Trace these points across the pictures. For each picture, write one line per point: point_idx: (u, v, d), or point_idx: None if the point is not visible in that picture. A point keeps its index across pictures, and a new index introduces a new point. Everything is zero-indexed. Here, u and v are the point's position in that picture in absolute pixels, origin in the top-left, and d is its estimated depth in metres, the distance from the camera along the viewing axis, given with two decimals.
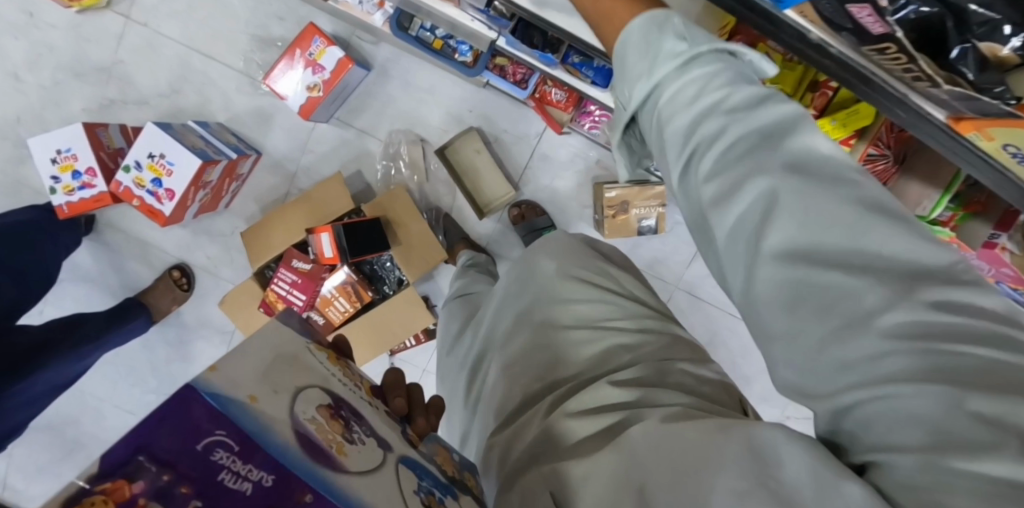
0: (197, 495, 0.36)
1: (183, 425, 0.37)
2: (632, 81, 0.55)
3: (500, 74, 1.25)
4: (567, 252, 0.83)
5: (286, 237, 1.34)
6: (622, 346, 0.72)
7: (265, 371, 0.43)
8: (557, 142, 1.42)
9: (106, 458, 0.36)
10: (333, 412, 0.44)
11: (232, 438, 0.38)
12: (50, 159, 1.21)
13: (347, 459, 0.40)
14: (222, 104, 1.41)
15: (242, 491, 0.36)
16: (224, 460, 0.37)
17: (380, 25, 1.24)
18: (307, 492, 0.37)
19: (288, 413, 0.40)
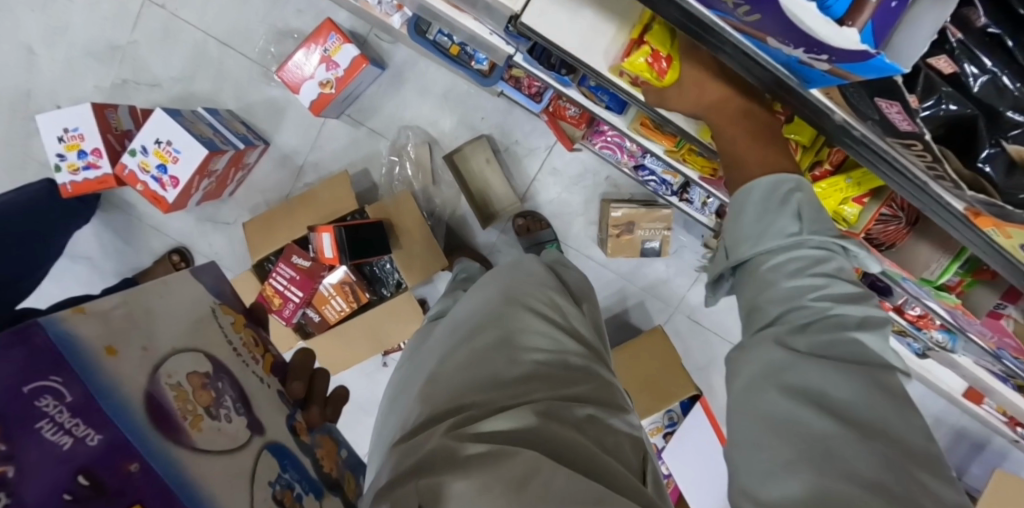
0: (4, 438, 0.43)
1: (24, 370, 0.45)
2: (744, 238, 0.62)
3: (515, 86, 1.23)
4: (528, 282, 0.78)
5: (289, 233, 1.33)
6: (549, 380, 0.64)
7: (156, 336, 0.55)
8: (567, 157, 1.41)
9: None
10: (202, 383, 0.57)
11: (64, 389, 0.46)
12: (57, 138, 1.21)
13: (197, 435, 0.52)
14: (235, 93, 1.40)
15: (60, 443, 0.44)
16: (49, 407, 0.45)
17: (398, 27, 1.22)
18: (132, 462, 0.46)
19: (148, 378, 0.52)
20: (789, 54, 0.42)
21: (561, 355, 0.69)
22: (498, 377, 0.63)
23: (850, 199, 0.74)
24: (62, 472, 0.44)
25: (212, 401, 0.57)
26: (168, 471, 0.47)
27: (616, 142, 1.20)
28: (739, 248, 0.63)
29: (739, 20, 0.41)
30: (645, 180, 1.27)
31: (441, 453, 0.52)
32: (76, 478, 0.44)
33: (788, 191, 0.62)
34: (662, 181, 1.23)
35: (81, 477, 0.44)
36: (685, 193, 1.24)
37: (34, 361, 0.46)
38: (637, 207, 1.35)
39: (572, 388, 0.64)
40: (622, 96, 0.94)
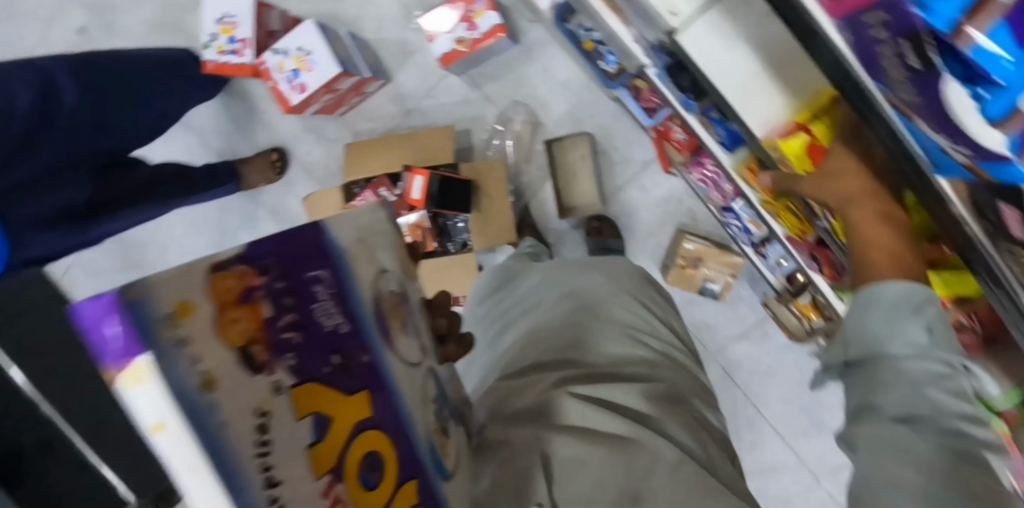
0: (294, 309, 0.38)
1: (305, 245, 0.40)
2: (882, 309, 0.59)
3: (634, 95, 1.26)
4: (626, 279, 0.89)
5: (383, 166, 1.41)
6: (642, 359, 0.76)
7: (376, 243, 0.49)
8: (659, 177, 1.45)
9: (249, 246, 0.37)
10: (397, 301, 0.50)
11: (333, 280, 0.41)
12: (215, 19, 1.33)
13: (399, 347, 0.48)
14: (375, 24, 1.49)
15: (327, 326, 0.40)
16: (321, 293, 0.40)
17: (543, 9, 1.29)
18: (366, 355, 0.42)
19: (375, 281, 0.46)
20: (930, 138, 0.45)
21: (652, 339, 0.81)
22: (583, 348, 0.75)
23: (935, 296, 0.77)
24: (323, 354, 0.39)
25: (403, 319, 0.51)
26: (390, 376, 0.44)
27: (713, 178, 1.22)
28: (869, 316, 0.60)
29: (894, 94, 0.45)
30: (727, 222, 1.29)
31: (539, 402, 0.64)
32: (332, 357, 0.40)
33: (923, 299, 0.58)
34: (744, 228, 1.25)
35: (336, 357, 0.40)
36: (762, 247, 1.24)
37: (316, 244, 0.41)
38: (709, 245, 1.39)
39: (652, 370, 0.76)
40: (740, 135, 0.94)
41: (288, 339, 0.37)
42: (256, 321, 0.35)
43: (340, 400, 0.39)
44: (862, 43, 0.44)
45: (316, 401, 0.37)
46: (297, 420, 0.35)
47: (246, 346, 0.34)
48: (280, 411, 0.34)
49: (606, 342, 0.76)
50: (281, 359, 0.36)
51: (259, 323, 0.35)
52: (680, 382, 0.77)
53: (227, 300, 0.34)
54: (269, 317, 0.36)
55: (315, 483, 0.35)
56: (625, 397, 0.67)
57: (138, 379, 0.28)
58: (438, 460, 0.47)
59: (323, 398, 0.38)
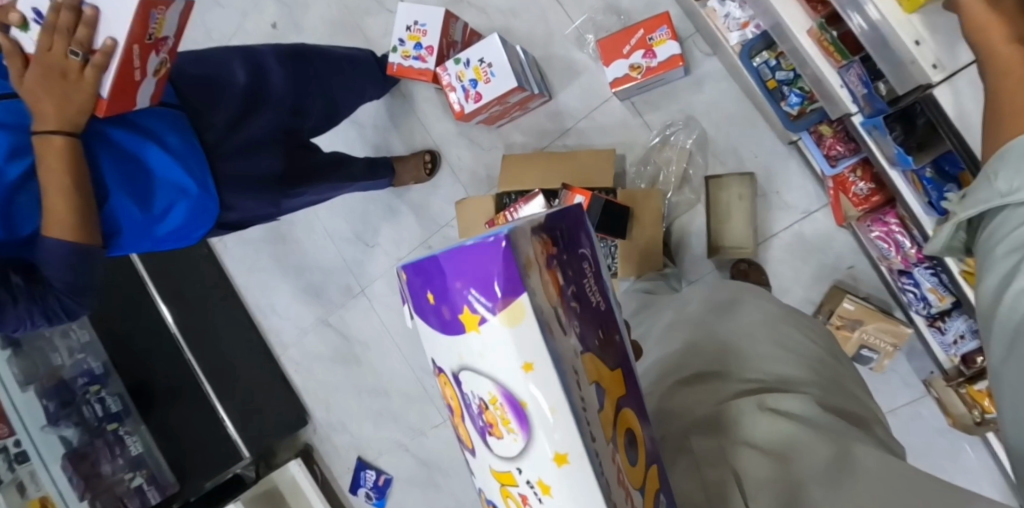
0: (573, 282, 0.49)
1: (575, 232, 0.51)
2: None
3: (816, 141, 1.19)
4: (777, 306, 0.89)
5: (541, 182, 1.43)
6: (809, 379, 0.76)
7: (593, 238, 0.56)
8: (820, 229, 1.37)
9: (545, 219, 0.49)
10: (608, 285, 0.56)
11: (591, 262, 0.52)
12: (406, 26, 1.39)
13: (625, 344, 0.55)
14: (546, 42, 1.54)
15: (595, 304, 0.51)
16: (586, 271, 0.51)
17: (731, 44, 1.25)
18: (616, 335, 0.53)
19: (599, 271, 0.54)
20: None
21: (814, 363, 0.80)
22: (733, 363, 0.76)
23: None
24: (592, 324, 0.50)
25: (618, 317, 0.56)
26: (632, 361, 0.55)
27: (897, 237, 1.15)
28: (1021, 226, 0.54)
29: None
30: (901, 288, 1.20)
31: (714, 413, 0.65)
32: (600, 330, 0.51)
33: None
34: (922, 297, 1.16)
35: (600, 330, 0.51)
36: (941, 320, 1.16)
37: (583, 231, 0.53)
38: (871, 308, 1.29)
39: (807, 384, 0.75)
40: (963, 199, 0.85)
41: (573, 308, 0.49)
42: (557, 286, 0.47)
43: (607, 371, 0.51)
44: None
45: (596, 370, 0.49)
46: (588, 382, 0.48)
47: (556, 307, 0.47)
48: (581, 366, 0.47)
49: (755, 355, 0.77)
50: (572, 327, 0.48)
51: (558, 287, 0.47)
52: (850, 406, 0.76)
53: (543, 263, 0.47)
54: (563, 287, 0.48)
55: (606, 438, 0.48)
56: (805, 404, 0.66)
57: (518, 316, 0.45)
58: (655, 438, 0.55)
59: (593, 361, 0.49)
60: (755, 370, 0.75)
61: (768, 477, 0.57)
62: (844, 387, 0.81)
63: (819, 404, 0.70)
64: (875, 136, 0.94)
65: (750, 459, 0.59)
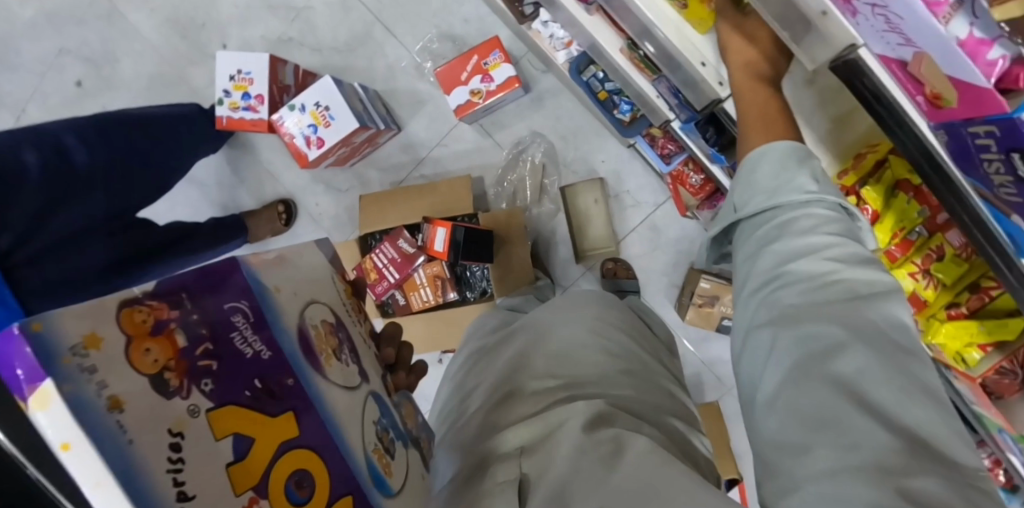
0: (211, 339, 0.39)
1: (222, 279, 0.42)
2: (759, 189, 0.57)
3: (650, 143, 1.30)
4: (609, 306, 0.80)
5: (403, 217, 1.42)
6: (619, 371, 0.67)
7: (300, 280, 0.50)
8: (671, 219, 1.47)
9: (159, 283, 0.39)
10: (330, 331, 0.51)
11: (251, 309, 0.42)
12: (228, 75, 1.31)
13: (331, 370, 0.47)
14: (385, 75, 1.53)
15: (245, 354, 0.40)
16: (239, 323, 0.41)
17: (560, 62, 1.31)
18: (291, 376, 0.42)
19: (299, 315, 0.47)
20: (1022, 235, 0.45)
21: (630, 358, 0.71)
22: (523, 367, 0.68)
23: (971, 344, 0.71)
24: (240, 377, 0.39)
25: (337, 346, 0.50)
26: (324, 399, 0.43)
27: None
28: (749, 202, 0.57)
29: (992, 193, 0.44)
30: None
31: (496, 436, 0.58)
32: (253, 381, 0.40)
33: (805, 157, 0.57)
34: None
35: (257, 381, 0.40)
36: None
37: (233, 277, 0.42)
38: (724, 283, 1.40)
39: (618, 383, 0.65)
40: None
41: (205, 367, 0.38)
42: (169, 351, 0.37)
43: (263, 422, 0.39)
44: (960, 143, 0.43)
45: (235, 421, 0.38)
46: (217, 439, 0.36)
47: (160, 373, 0.35)
48: (193, 430, 0.35)
49: (548, 357, 0.68)
50: (196, 385, 0.37)
51: (172, 352, 0.37)
52: (665, 401, 0.67)
53: (139, 332, 0.36)
54: (184, 346, 0.38)
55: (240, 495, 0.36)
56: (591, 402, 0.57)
57: (45, 403, 0.30)
58: (377, 479, 0.45)
59: (242, 420, 0.38)
60: (557, 374, 0.65)
61: (542, 472, 0.52)
62: (663, 385, 0.70)
63: (625, 407, 0.61)
64: (693, 139, 1.02)
65: (515, 471, 0.53)
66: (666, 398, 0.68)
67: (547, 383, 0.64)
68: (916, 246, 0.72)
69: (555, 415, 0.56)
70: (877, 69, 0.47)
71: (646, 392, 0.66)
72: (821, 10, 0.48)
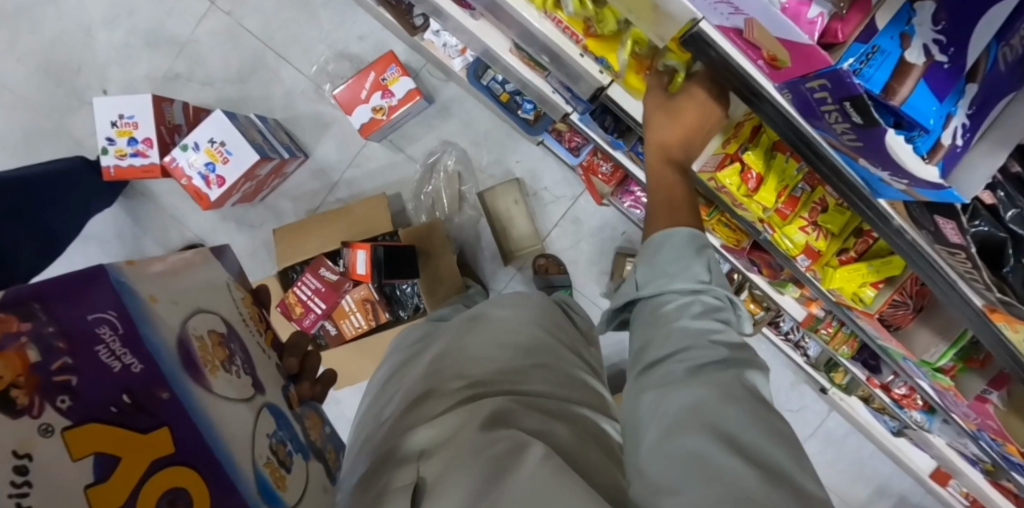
0: (69, 354, 0.43)
1: (81, 293, 0.45)
2: (660, 274, 0.61)
3: (557, 138, 1.31)
4: (535, 302, 0.82)
5: (323, 243, 1.39)
6: (531, 362, 0.67)
7: (185, 289, 0.53)
8: (592, 209, 1.50)
9: (8, 293, 0.42)
10: (219, 341, 0.53)
11: (118, 321, 0.45)
12: (109, 122, 1.25)
13: (214, 380, 0.49)
14: (285, 103, 1.51)
15: (111, 367, 0.44)
16: (105, 335, 0.44)
17: (457, 69, 1.31)
18: (165, 391, 0.45)
19: (179, 323, 0.49)
20: (872, 173, 0.49)
21: (546, 349, 0.71)
22: (439, 368, 0.68)
23: (866, 284, 0.75)
24: (106, 392, 0.43)
25: (227, 358, 0.52)
26: (202, 412, 0.46)
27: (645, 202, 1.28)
28: (648, 282, 0.62)
29: (837, 140, 0.48)
30: None
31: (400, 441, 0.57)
32: (121, 396, 0.43)
33: (703, 246, 0.63)
34: None
35: (124, 396, 0.44)
36: None
37: (98, 289, 0.45)
38: None
39: (534, 377, 0.64)
40: None
41: (62, 383, 0.42)
42: (17, 367, 0.40)
43: (132, 439, 0.43)
44: (801, 100, 0.46)
45: (99, 441, 0.42)
46: (73, 460, 0.40)
47: (6, 390, 0.39)
48: (45, 449, 0.40)
49: (467, 356, 0.68)
50: (50, 401, 0.41)
51: (20, 369, 0.40)
52: (580, 388, 0.67)
53: None
54: (37, 361, 0.41)
55: None
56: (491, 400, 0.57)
57: None
58: (267, 494, 0.47)
59: (105, 437, 0.42)
60: (470, 371, 0.65)
61: (443, 472, 0.50)
62: (581, 377, 0.71)
63: (534, 395, 0.61)
64: (593, 129, 1.05)
65: (413, 476, 0.51)
66: (582, 389, 0.67)
67: (463, 380, 0.64)
68: (803, 201, 0.75)
69: (460, 415, 0.56)
70: (718, 38, 0.49)
71: (564, 382, 0.65)
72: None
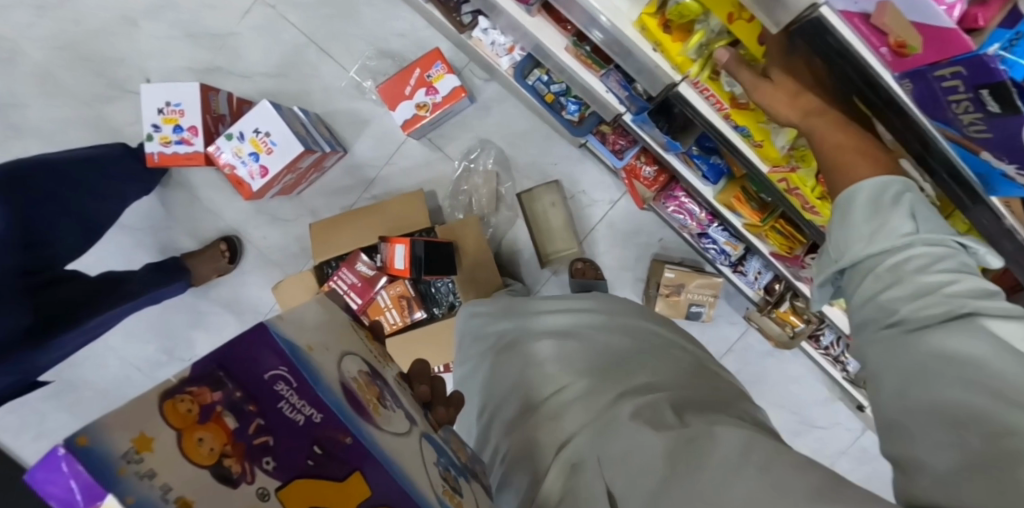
0: (260, 414, 0.43)
1: (254, 357, 0.44)
2: (855, 238, 0.56)
3: (601, 140, 1.30)
4: (600, 300, 0.92)
5: (357, 239, 1.38)
6: (627, 357, 0.77)
7: (328, 334, 0.52)
8: (629, 214, 1.48)
9: (194, 366, 0.42)
10: (369, 380, 0.52)
11: (291, 374, 0.44)
12: (156, 109, 1.26)
13: (380, 418, 0.47)
14: (324, 98, 1.51)
15: (296, 420, 0.43)
16: (283, 391, 0.43)
17: (504, 68, 1.30)
18: (347, 435, 0.43)
19: (337, 370, 0.48)
20: (995, 166, 0.50)
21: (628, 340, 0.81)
22: (534, 400, 0.75)
23: None
24: (298, 447, 0.42)
25: (379, 394, 0.51)
26: (380, 447, 0.43)
27: (688, 207, 1.26)
28: (848, 250, 0.56)
29: (960, 131, 0.49)
30: (704, 247, 1.34)
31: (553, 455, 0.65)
32: (311, 448, 0.42)
33: (898, 192, 0.55)
34: (721, 250, 1.30)
35: (315, 446, 0.42)
36: (741, 265, 1.31)
37: (265, 345, 0.44)
38: (687, 271, 1.40)
39: (645, 375, 0.73)
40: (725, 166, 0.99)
41: (262, 444, 0.42)
42: (221, 435, 0.41)
43: (331, 485, 0.42)
44: (924, 89, 0.48)
45: (306, 491, 0.41)
46: None
47: (219, 462, 0.40)
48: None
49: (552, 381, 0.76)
50: (257, 465, 0.41)
51: (225, 436, 0.41)
52: (695, 369, 0.77)
53: (187, 423, 0.40)
54: (235, 427, 0.42)
55: None
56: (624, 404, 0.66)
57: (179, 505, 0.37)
58: None
59: (310, 489, 0.42)
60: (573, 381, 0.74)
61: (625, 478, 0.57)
62: (694, 361, 0.80)
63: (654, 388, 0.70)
64: (644, 131, 1.04)
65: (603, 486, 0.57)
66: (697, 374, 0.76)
67: (567, 395, 0.73)
68: None
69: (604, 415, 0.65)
70: (839, 23, 0.49)
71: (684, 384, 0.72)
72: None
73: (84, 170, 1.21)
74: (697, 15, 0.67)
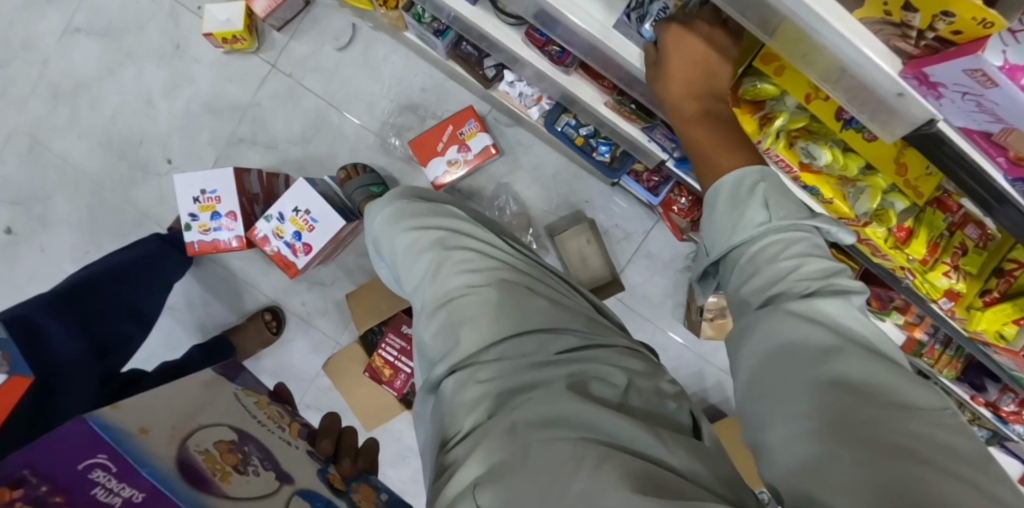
0: (67, 500, 0.60)
1: (77, 449, 0.63)
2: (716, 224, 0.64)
3: (635, 179, 1.33)
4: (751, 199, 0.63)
5: (393, 303, 1.39)
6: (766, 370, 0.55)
7: (168, 422, 0.73)
8: (663, 241, 1.51)
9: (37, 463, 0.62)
10: (227, 447, 0.75)
11: (109, 461, 0.63)
12: (192, 198, 1.26)
13: (224, 482, 0.68)
14: (350, 159, 1.53)
15: (113, 500, 0.61)
16: (102, 475, 0.62)
17: (534, 118, 1.33)
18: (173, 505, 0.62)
19: (169, 445, 0.69)
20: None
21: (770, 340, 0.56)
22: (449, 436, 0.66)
23: (1005, 323, 0.74)
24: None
25: (236, 459, 0.73)
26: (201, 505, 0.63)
27: None
28: (716, 242, 0.65)
29: None
30: None
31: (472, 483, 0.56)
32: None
33: (752, 184, 0.64)
34: None
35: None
36: None
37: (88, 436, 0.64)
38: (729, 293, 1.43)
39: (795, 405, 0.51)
40: None
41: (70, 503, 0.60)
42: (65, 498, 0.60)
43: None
44: None
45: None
46: None
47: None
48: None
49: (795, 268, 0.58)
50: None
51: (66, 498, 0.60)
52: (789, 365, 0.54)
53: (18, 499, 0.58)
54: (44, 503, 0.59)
55: None
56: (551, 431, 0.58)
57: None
58: None
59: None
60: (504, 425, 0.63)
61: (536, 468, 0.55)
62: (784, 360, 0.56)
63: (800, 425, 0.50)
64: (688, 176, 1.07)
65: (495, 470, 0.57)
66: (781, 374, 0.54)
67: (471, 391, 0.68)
68: (944, 246, 0.74)
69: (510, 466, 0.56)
70: (955, 136, 0.48)
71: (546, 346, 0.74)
72: (897, 91, 0.46)
73: (132, 268, 1.21)
74: (774, 94, 0.70)
